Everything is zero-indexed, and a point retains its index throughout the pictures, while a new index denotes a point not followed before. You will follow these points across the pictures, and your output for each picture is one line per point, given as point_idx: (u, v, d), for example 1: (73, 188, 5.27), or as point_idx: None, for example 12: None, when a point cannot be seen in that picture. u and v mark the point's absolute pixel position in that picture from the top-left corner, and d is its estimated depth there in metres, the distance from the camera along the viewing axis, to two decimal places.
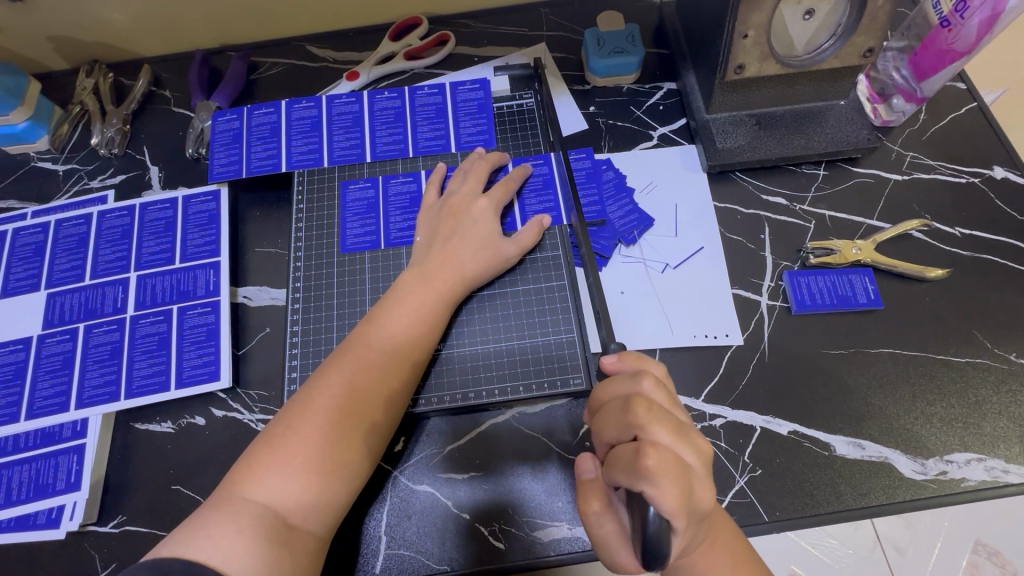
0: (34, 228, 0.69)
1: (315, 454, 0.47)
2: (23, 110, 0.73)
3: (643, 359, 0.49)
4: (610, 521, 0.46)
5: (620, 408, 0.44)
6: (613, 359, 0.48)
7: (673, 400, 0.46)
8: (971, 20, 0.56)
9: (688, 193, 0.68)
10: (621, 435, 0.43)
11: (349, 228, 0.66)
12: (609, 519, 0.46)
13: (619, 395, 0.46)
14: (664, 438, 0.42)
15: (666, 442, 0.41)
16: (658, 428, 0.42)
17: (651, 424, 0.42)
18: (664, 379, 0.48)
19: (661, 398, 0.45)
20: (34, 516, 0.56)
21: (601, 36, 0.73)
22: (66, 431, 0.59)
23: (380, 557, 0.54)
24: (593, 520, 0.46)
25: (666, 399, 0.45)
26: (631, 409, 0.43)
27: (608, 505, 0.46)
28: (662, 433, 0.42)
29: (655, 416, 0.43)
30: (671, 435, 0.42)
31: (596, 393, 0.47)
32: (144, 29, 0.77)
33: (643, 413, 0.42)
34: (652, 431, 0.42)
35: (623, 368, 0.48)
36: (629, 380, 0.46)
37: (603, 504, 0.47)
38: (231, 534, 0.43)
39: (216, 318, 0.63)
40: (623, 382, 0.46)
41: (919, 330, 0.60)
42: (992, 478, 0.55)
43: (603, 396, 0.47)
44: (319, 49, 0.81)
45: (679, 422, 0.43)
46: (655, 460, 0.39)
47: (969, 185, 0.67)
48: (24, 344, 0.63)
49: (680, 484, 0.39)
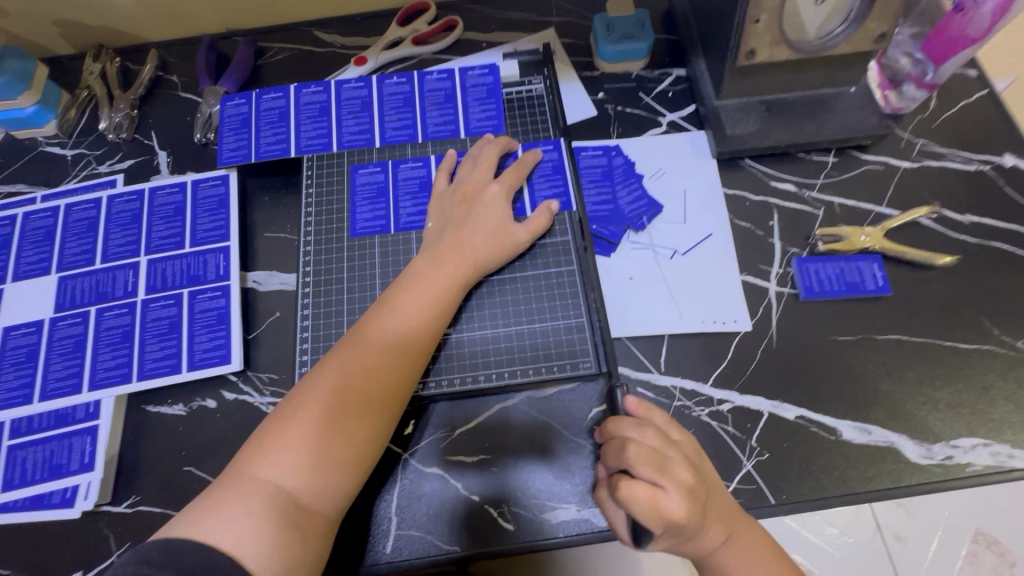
0: (44, 212, 0.70)
1: (327, 434, 0.48)
2: (31, 94, 0.73)
3: (650, 409, 0.52)
4: (616, 515, 0.50)
5: (617, 447, 0.47)
6: (631, 402, 0.52)
7: (667, 441, 0.47)
8: (985, 5, 0.55)
9: (697, 179, 0.68)
10: (616, 467, 0.47)
11: (359, 212, 0.66)
12: (615, 513, 0.51)
13: (620, 435, 0.49)
14: (647, 474, 0.44)
15: (648, 478, 0.44)
16: (641, 466, 0.44)
17: (634, 462, 0.44)
18: (667, 426, 0.51)
19: (656, 443, 0.47)
20: (50, 495, 0.57)
21: (610, 21, 0.73)
22: (79, 413, 0.60)
23: (391, 538, 0.55)
24: (604, 513, 0.51)
25: (660, 441, 0.47)
26: (619, 449, 0.46)
27: (614, 502, 0.51)
28: (643, 469, 0.44)
29: (641, 455, 0.45)
30: (654, 471, 0.44)
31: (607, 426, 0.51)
32: (150, 12, 0.77)
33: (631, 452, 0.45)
34: (636, 467, 0.44)
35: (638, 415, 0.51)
36: (629, 423, 0.49)
37: (611, 500, 0.51)
38: (244, 515, 0.44)
39: (226, 302, 0.64)
40: (625, 424, 0.49)
41: (927, 317, 0.60)
42: (997, 463, 0.55)
43: (610, 430, 0.50)
44: (326, 34, 0.81)
45: (666, 457, 0.45)
46: (628, 491, 0.43)
47: (979, 172, 0.67)
48: (36, 326, 0.64)
49: (655, 509, 0.42)
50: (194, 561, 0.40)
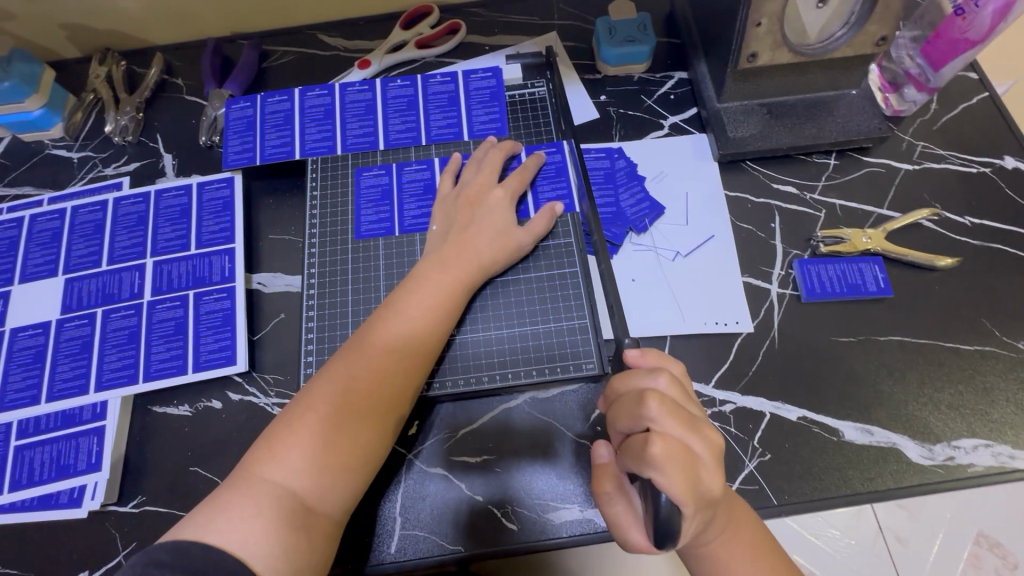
0: (51, 214, 0.70)
1: (334, 435, 0.48)
2: (38, 98, 0.74)
3: (664, 358, 0.50)
4: (622, 503, 0.48)
5: (634, 400, 0.45)
6: (636, 354, 0.50)
7: (686, 395, 0.46)
8: (985, 9, 0.56)
9: (699, 181, 0.68)
10: (634, 426, 0.44)
11: (364, 214, 0.66)
12: (620, 500, 0.48)
13: (634, 388, 0.47)
14: (675, 430, 0.43)
15: (677, 436, 0.43)
16: (667, 420, 0.43)
17: (661, 417, 0.43)
18: (682, 378, 0.50)
19: (675, 394, 0.46)
20: (57, 496, 0.57)
21: (612, 25, 0.73)
22: (86, 414, 0.60)
23: (396, 538, 0.55)
24: (607, 500, 0.48)
25: (681, 395, 0.46)
26: (643, 401, 0.44)
27: (619, 488, 0.48)
28: (671, 425, 0.43)
29: (666, 410, 0.43)
30: (681, 427, 0.43)
31: (614, 383, 0.48)
32: (156, 17, 0.78)
33: (654, 406, 0.43)
34: (662, 423, 0.43)
35: (645, 365, 0.49)
36: (644, 373, 0.47)
37: (616, 486, 0.48)
38: (251, 517, 0.44)
39: (232, 304, 0.64)
40: (640, 377, 0.47)
41: (928, 318, 0.61)
42: (999, 464, 0.55)
43: (620, 387, 0.48)
44: (330, 38, 0.81)
45: (691, 415, 0.45)
46: (662, 448, 0.41)
47: (980, 175, 0.67)
48: (44, 328, 0.64)
49: (687, 470, 0.41)
50: (202, 564, 0.40)
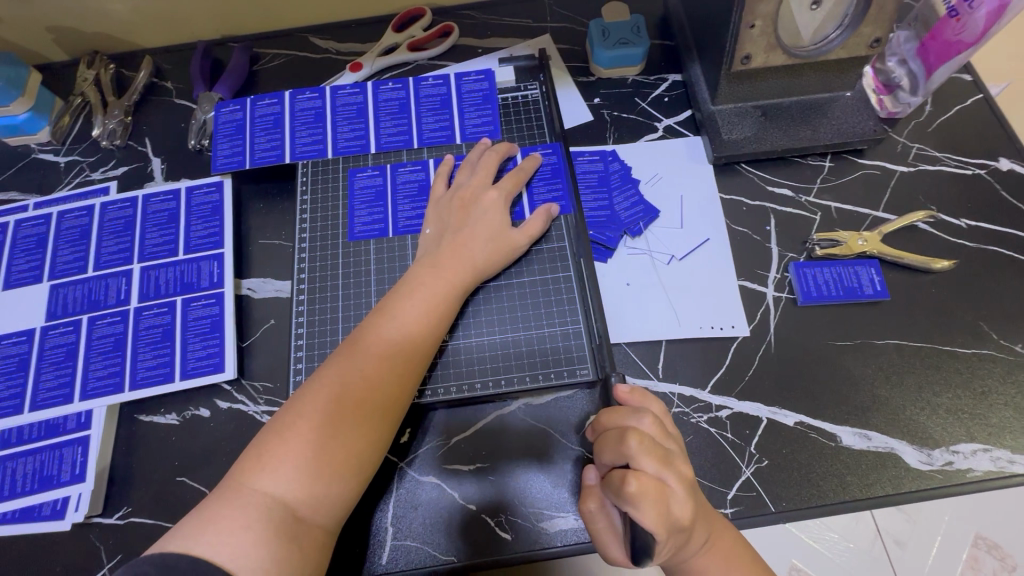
0: (37, 219, 0.69)
1: (326, 445, 0.47)
2: (24, 101, 0.73)
3: (646, 396, 0.50)
4: (602, 521, 0.48)
5: (615, 437, 0.45)
6: (624, 391, 0.50)
7: (665, 432, 0.46)
8: (978, 11, 0.56)
9: (693, 184, 0.67)
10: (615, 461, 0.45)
11: (357, 216, 0.65)
12: (602, 517, 0.48)
13: (617, 425, 0.47)
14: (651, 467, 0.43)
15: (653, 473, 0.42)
16: (646, 457, 0.43)
17: (640, 455, 0.43)
18: (664, 417, 0.50)
19: (656, 433, 0.46)
20: (40, 507, 0.56)
21: (606, 27, 0.73)
22: (71, 423, 0.59)
23: (387, 549, 0.54)
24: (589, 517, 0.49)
25: (658, 431, 0.46)
26: (624, 440, 0.44)
27: (602, 507, 0.48)
28: (649, 463, 0.42)
29: (645, 448, 0.43)
30: (658, 464, 0.43)
31: (600, 418, 0.49)
32: (144, 19, 0.77)
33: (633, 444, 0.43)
34: (641, 461, 0.43)
35: (632, 403, 0.50)
36: (629, 412, 0.47)
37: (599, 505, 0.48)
38: (240, 529, 0.43)
39: (221, 310, 0.63)
40: (625, 414, 0.47)
41: (925, 322, 0.60)
42: (998, 469, 0.55)
43: (608, 422, 0.48)
44: (322, 41, 0.81)
45: (668, 450, 0.44)
46: (637, 486, 0.41)
47: (975, 177, 0.67)
48: (28, 335, 0.63)
49: (663, 508, 0.41)
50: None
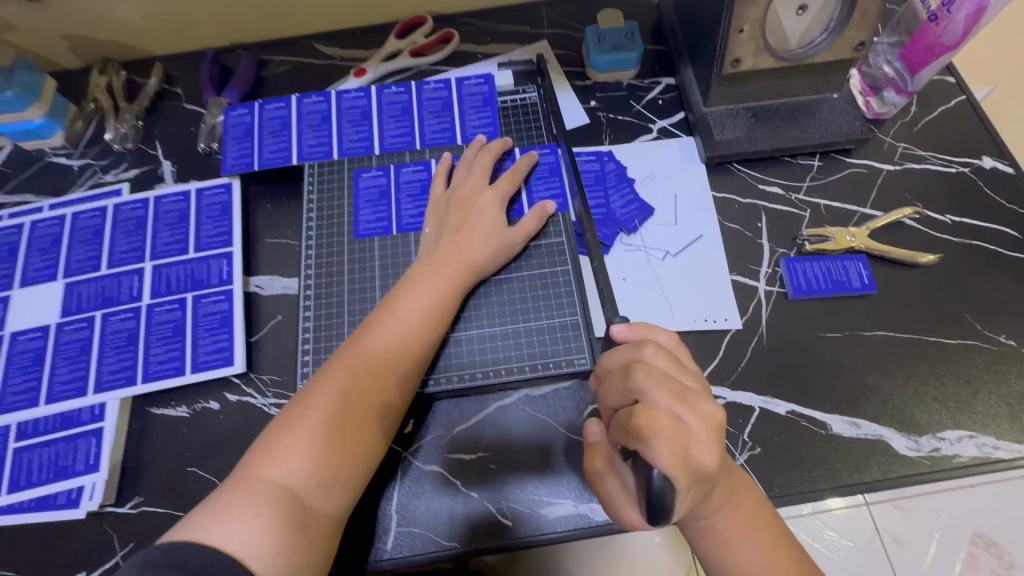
0: (51, 220, 0.71)
1: (331, 436, 0.49)
2: (40, 107, 0.75)
3: (650, 329, 0.50)
4: (614, 480, 0.48)
5: (621, 374, 0.44)
6: (621, 330, 0.50)
7: (680, 366, 0.45)
8: (957, 16, 0.58)
9: (687, 183, 0.70)
10: (624, 399, 0.44)
11: (361, 215, 0.68)
12: (612, 477, 0.48)
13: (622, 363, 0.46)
14: (664, 402, 0.42)
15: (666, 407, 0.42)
16: (656, 392, 0.42)
17: (648, 389, 0.42)
18: (675, 347, 0.49)
19: (665, 365, 0.45)
20: (55, 497, 0.57)
21: (601, 33, 0.76)
22: (85, 415, 0.61)
23: (392, 535, 0.56)
24: (601, 478, 0.49)
25: (671, 366, 0.45)
26: (630, 374, 0.43)
27: (612, 466, 0.48)
28: (660, 397, 0.42)
29: (654, 381, 0.43)
30: (671, 399, 0.42)
31: (602, 360, 0.49)
32: (156, 26, 0.80)
33: (642, 377, 0.43)
34: (652, 395, 0.42)
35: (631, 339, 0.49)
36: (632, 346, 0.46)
37: (607, 463, 0.48)
38: (249, 516, 0.44)
39: (230, 306, 0.65)
40: (627, 351, 0.46)
41: (911, 314, 0.62)
42: (984, 455, 0.56)
43: (610, 362, 0.48)
44: (326, 47, 0.83)
45: (685, 388, 0.43)
46: (647, 419, 0.40)
47: (959, 174, 0.69)
48: (43, 331, 0.65)
49: (680, 444, 0.39)
50: (201, 561, 0.41)
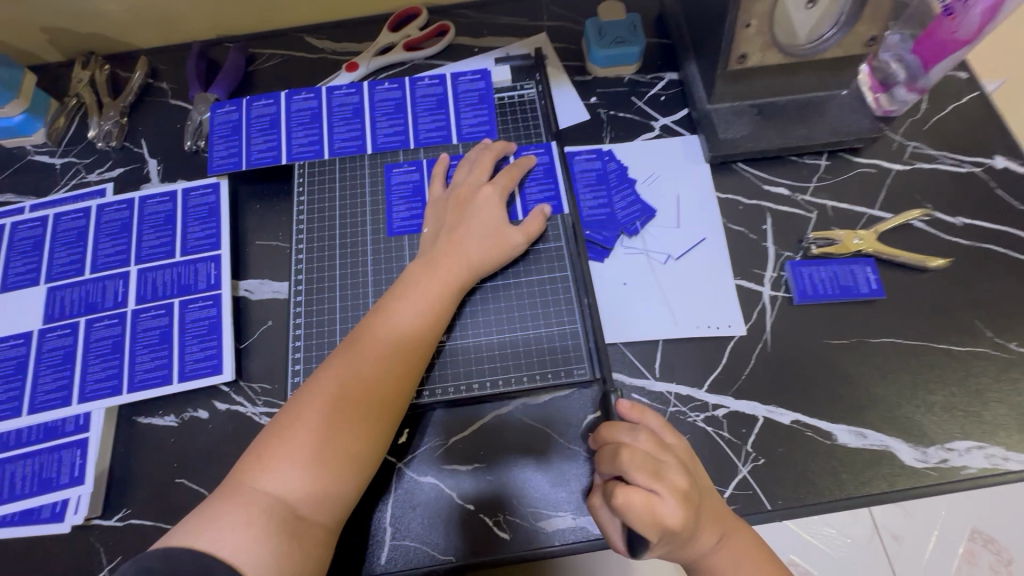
0: (33, 221, 0.69)
1: (319, 448, 0.47)
2: (19, 103, 0.72)
3: (645, 408, 0.50)
4: (607, 519, 0.50)
5: (609, 452, 0.45)
6: (624, 405, 0.50)
7: (663, 445, 0.46)
8: (973, 9, 0.56)
9: (690, 183, 0.68)
10: (610, 472, 0.45)
11: (396, 211, 0.65)
12: (608, 515, 0.50)
13: (613, 440, 0.47)
14: (643, 481, 0.43)
15: (642, 485, 0.43)
16: (635, 472, 0.43)
17: (629, 469, 0.43)
18: (662, 430, 0.50)
19: (650, 447, 0.46)
20: (38, 510, 0.56)
21: (602, 26, 0.73)
22: (69, 425, 0.59)
23: (386, 549, 0.54)
24: (595, 515, 0.51)
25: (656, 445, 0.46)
26: (615, 455, 0.44)
27: (607, 506, 0.50)
28: (637, 476, 0.43)
29: (635, 461, 0.44)
30: (649, 478, 0.43)
31: (600, 431, 0.50)
32: (139, 18, 0.77)
33: (623, 457, 0.44)
34: (631, 475, 0.43)
35: (631, 418, 0.50)
36: (624, 428, 0.48)
37: (603, 504, 0.50)
38: (240, 526, 0.43)
39: (218, 311, 0.63)
40: (621, 429, 0.48)
41: (920, 319, 0.61)
42: (993, 466, 0.55)
43: (605, 435, 0.49)
44: (317, 40, 0.80)
45: (660, 462, 0.44)
46: (622, 498, 0.42)
47: (970, 174, 0.67)
48: (25, 338, 0.63)
49: (651, 518, 0.42)
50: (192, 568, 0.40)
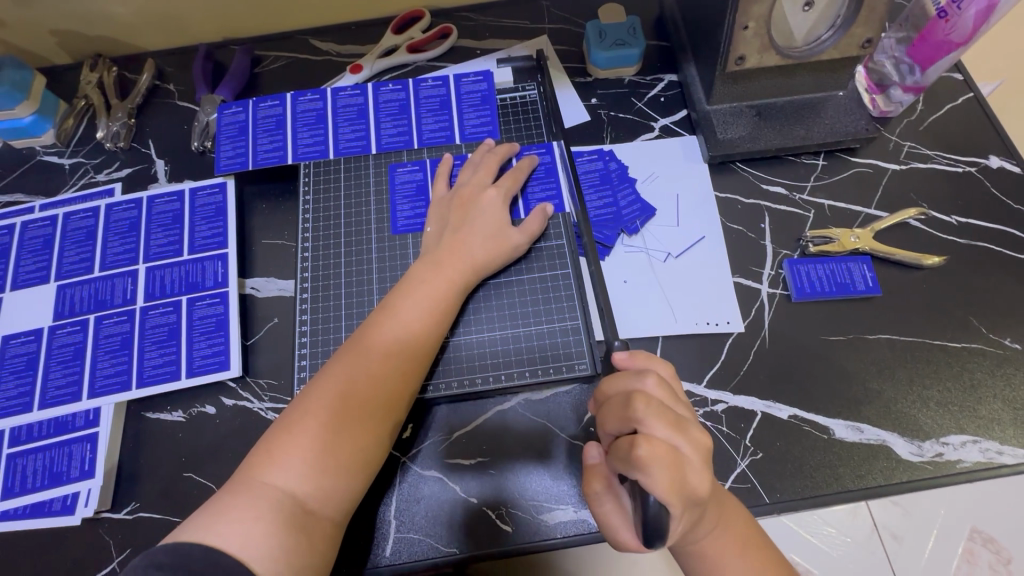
0: (43, 221, 0.70)
1: (328, 442, 0.48)
2: (29, 104, 0.74)
3: (653, 359, 0.51)
4: (610, 501, 0.48)
5: (622, 402, 0.45)
6: (624, 357, 0.50)
7: (672, 395, 0.47)
8: (967, 11, 0.57)
9: (689, 183, 0.69)
10: (623, 427, 0.45)
11: (401, 210, 0.66)
12: (609, 499, 0.48)
13: (621, 389, 0.47)
14: (663, 431, 0.43)
15: (662, 435, 0.43)
16: (655, 421, 0.43)
17: (648, 417, 0.43)
18: (670, 379, 0.50)
19: (662, 395, 0.46)
20: (49, 503, 0.57)
21: (602, 28, 0.74)
22: (79, 420, 0.60)
23: (390, 541, 0.55)
24: (596, 499, 0.48)
25: (668, 395, 0.46)
26: (631, 403, 0.44)
27: (609, 487, 0.48)
28: (658, 426, 0.43)
29: (653, 411, 0.44)
30: (668, 428, 0.43)
31: (602, 386, 0.49)
32: (147, 21, 0.78)
33: (642, 407, 0.44)
34: (650, 424, 0.43)
35: (634, 367, 0.50)
36: (632, 374, 0.47)
37: (604, 485, 0.48)
38: (250, 521, 0.44)
39: (225, 309, 0.64)
40: (627, 378, 0.48)
41: (916, 316, 0.62)
42: (987, 460, 0.56)
43: (610, 388, 0.48)
44: (322, 43, 0.82)
45: (678, 415, 0.45)
46: (647, 450, 0.41)
47: (965, 174, 0.68)
48: (36, 335, 0.64)
49: (676, 473, 0.41)
50: (205, 558, 0.41)
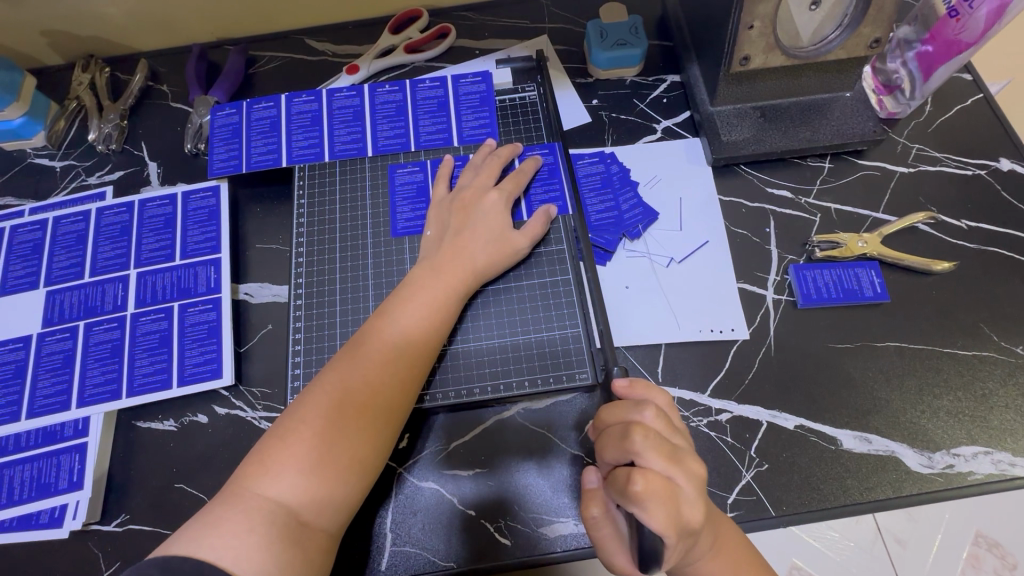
0: (33, 225, 0.69)
1: (323, 452, 0.47)
2: (19, 106, 0.72)
3: (651, 388, 0.50)
4: (609, 528, 0.47)
5: (620, 433, 0.44)
6: (622, 384, 0.49)
7: (671, 426, 0.45)
8: (979, 10, 0.55)
9: (693, 186, 0.67)
10: (620, 457, 0.43)
11: (400, 212, 0.65)
12: (607, 526, 0.47)
13: (620, 420, 0.46)
14: (658, 464, 0.42)
15: (658, 468, 0.41)
16: (652, 453, 0.42)
17: (645, 450, 0.42)
18: (668, 409, 0.49)
19: (660, 426, 0.45)
20: (37, 516, 0.55)
21: (603, 28, 0.72)
22: (68, 430, 0.59)
23: (386, 555, 0.54)
24: (593, 525, 0.47)
25: (666, 426, 0.45)
26: (628, 435, 0.43)
27: (607, 513, 0.47)
28: (654, 458, 0.42)
29: (650, 442, 0.42)
30: (664, 460, 0.42)
31: (599, 415, 0.48)
32: (140, 22, 0.76)
33: (639, 439, 0.42)
34: (646, 457, 0.42)
35: (633, 396, 0.49)
36: (631, 405, 0.46)
37: (603, 511, 0.46)
38: (243, 533, 0.42)
39: (218, 315, 0.63)
40: (627, 407, 0.46)
41: (926, 324, 0.60)
42: (999, 472, 0.54)
43: (609, 417, 0.47)
44: (318, 43, 0.80)
45: (675, 446, 0.43)
46: (644, 484, 0.40)
47: (975, 177, 0.67)
48: (24, 342, 0.63)
49: (671, 507, 0.40)
50: None
